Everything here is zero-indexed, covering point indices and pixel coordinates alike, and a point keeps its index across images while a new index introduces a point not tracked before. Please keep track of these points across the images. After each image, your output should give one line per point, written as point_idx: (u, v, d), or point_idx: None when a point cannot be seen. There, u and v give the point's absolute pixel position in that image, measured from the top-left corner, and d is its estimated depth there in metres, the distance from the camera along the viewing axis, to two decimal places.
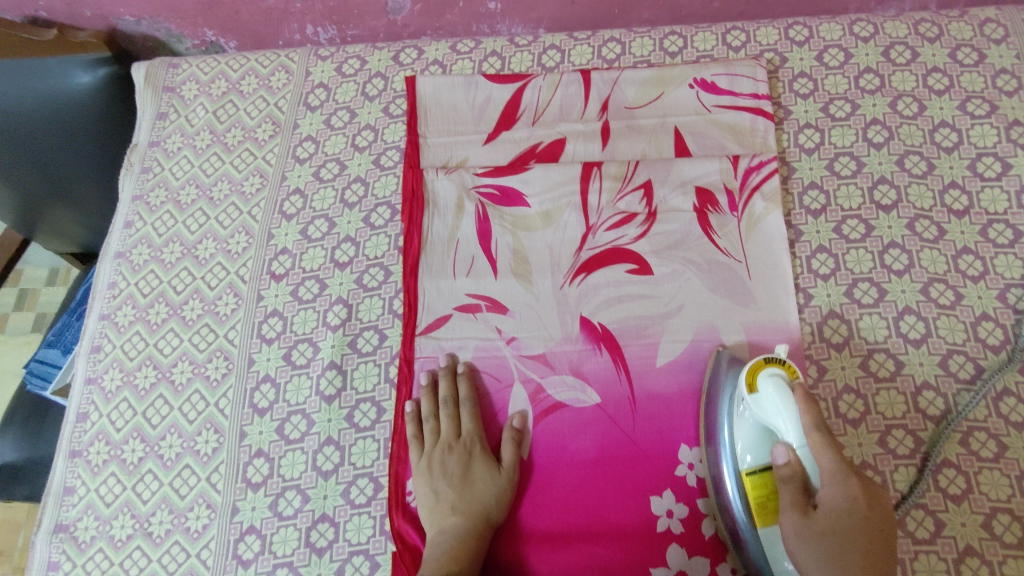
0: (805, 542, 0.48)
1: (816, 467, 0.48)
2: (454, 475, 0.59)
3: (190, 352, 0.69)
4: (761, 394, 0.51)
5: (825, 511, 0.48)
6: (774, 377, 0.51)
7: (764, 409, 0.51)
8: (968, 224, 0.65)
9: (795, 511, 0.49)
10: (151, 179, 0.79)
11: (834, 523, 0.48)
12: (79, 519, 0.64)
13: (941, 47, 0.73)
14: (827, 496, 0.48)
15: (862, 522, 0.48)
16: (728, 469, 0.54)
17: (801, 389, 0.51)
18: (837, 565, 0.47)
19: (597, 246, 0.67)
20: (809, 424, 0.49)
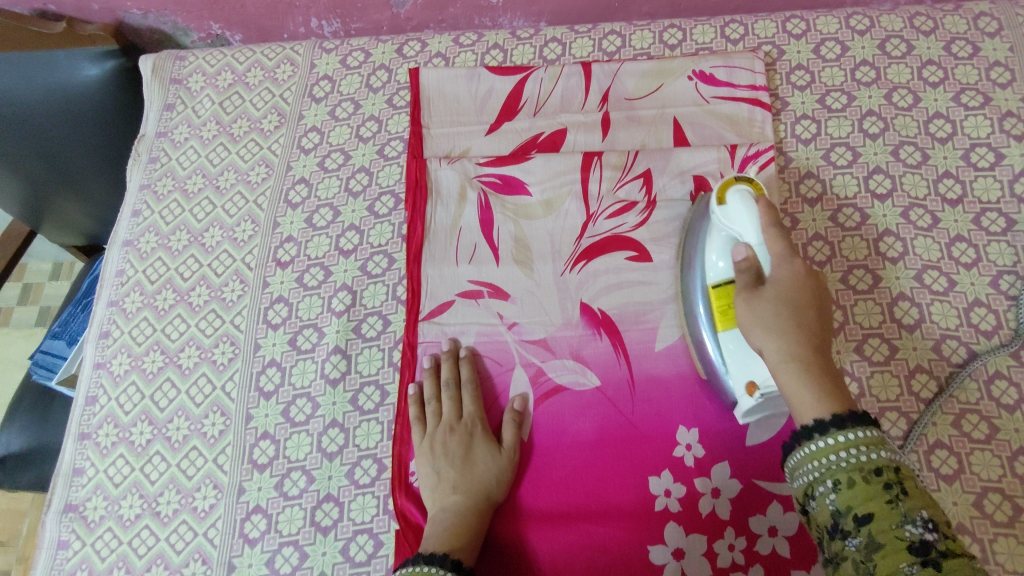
0: (755, 301, 0.53)
1: (768, 252, 0.54)
2: (456, 454, 0.61)
3: (197, 337, 0.70)
4: (727, 205, 0.58)
5: (772, 281, 0.53)
6: (740, 191, 0.57)
7: (730, 217, 0.57)
8: (962, 212, 0.66)
9: (747, 287, 0.54)
10: (158, 168, 0.80)
11: (780, 290, 0.52)
12: (88, 500, 0.65)
13: (936, 40, 0.74)
14: (775, 271, 0.53)
15: (805, 295, 0.52)
16: (698, 286, 0.61)
17: (764, 202, 0.57)
18: (779, 303, 0.52)
19: (597, 233, 0.68)
20: (767, 220, 0.55)
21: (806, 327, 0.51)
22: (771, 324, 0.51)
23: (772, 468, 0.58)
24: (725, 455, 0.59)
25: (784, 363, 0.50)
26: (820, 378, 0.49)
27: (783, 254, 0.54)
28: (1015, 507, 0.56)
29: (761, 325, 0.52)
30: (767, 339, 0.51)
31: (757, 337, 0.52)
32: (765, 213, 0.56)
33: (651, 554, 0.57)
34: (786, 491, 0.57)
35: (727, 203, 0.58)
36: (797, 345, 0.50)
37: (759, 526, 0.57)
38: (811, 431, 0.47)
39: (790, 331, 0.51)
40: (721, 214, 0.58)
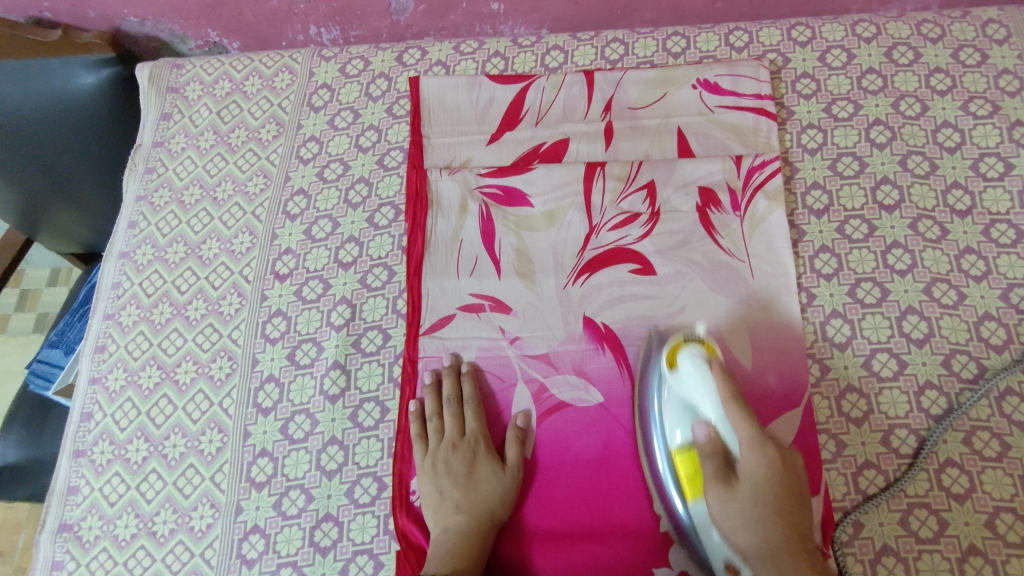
0: (729, 503, 0.51)
1: (735, 435, 0.52)
2: (459, 475, 0.60)
3: (194, 352, 0.69)
4: (682, 372, 0.55)
5: (746, 475, 0.51)
6: (693, 355, 0.55)
7: (684, 383, 0.54)
8: (971, 224, 0.65)
9: (717, 480, 0.52)
10: (155, 179, 0.79)
11: (755, 481, 0.51)
12: (83, 519, 0.64)
13: (944, 47, 0.73)
14: (747, 461, 0.51)
15: (780, 480, 0.51)
16: (657, 439, 0.57)
17: (718, 367, 0.54)
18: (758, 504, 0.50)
19: (600, 246, 0.67)
20: (725, 393, 0.52)
21: (789, 522, 0.50)
22: (757, 525, 0.50)
23: None
24: None
25: (766, 558, 0.49)
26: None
27: (749, 446, 0.51)
28: None
29: (740, 524, 0.50)
30: (749, 535, 0.50)
31: (736, 534, 0.51)
32: (727, 393, 0.52)
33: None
34: None
35: (682, 376, 0.55)
36: (787, 556, 0.49)
37: None
38: None
39: (776, 540, 0.49)
40: (675, 381, 0.55)
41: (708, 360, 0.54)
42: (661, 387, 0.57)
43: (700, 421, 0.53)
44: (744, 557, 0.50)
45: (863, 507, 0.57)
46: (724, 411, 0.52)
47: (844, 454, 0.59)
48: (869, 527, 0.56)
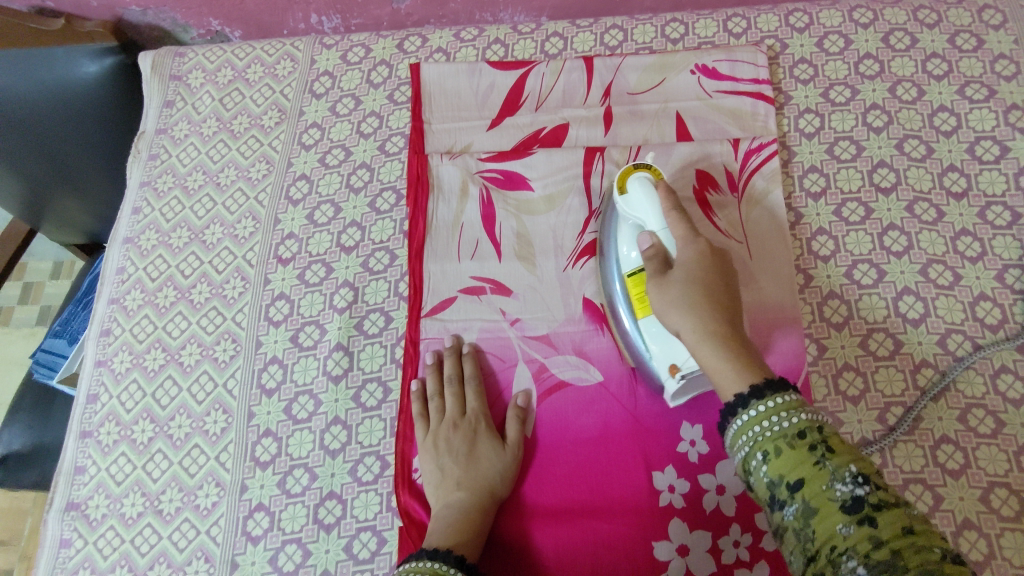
0: (665, 286, 0.53)
1: (674, 237, 0.56)
2: (460, 452, 0.60)
3: (199, 335, 0.70)
4: (631, 194, 0.59)
5: (680, 264, 0.54)
6: (642, 179, 0.59)
7: (633, 205, 0.59)
8: (967, 206, 0.66)
9: (655, 274, 0.55)
10: (158, 165, 0.80)
11: (687, 268, 0.54)
12: (90, 498, 0.65)
13: (941, 33, 0.73)
14: (682, 254, 0.55)
15: (710, 269, 0.53)
16: (615, 276, 0.61)
17: (664, 187, 0.58)
18: (689, 283, 0.52)
19: (599, 229, 0.67)
20: (668, 206, 0.57)
21: (715, 299, 0.52)
22: (688, 305, 0.51)
23: None
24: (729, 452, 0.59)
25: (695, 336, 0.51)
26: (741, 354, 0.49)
27: (689, 248, 0.55)
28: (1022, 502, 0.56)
29: (673, 307, 0.52)
30: (679, 315, 0.52)
31: (671, 317, 0.52)
32: (667, 203, 0.57)
33: (655, 550, 0.56)
34: None
35: (630, 194, 0.59)
36: (712, 323, 0.50)
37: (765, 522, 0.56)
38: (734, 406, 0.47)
39: (702, 304, 0.51)
40: (625, 203, 0.59)
41: (654, 183, 0.58)
42: (617, 223, 0.62)
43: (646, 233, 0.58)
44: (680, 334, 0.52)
45: None
46: (664, 223, 0.57)
47: (841, 431, 0.60)
48: None
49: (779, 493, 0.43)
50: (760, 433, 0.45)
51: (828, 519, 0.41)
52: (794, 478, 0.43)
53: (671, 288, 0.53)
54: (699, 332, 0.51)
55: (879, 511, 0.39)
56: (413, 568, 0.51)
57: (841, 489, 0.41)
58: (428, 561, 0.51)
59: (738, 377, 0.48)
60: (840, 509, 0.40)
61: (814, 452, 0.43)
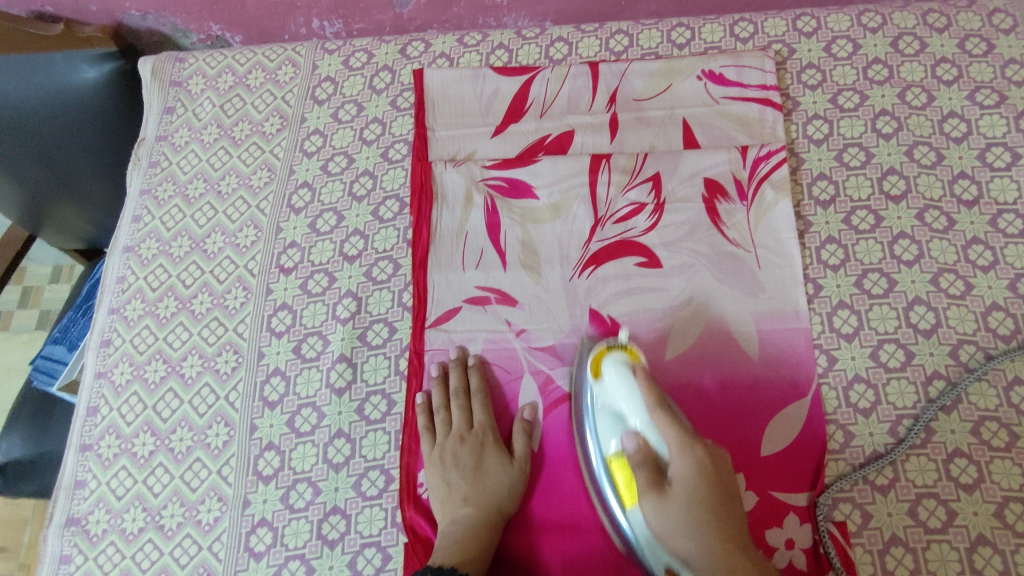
0: (666, 509, 0.51)
1: (663, 441, 0.53)
2: (467, 468, 0.60)
3: (200, 346, 0.69)
4: (608, 380, 0.57)
5: (676, 481, 0.52)
6: (619, 362, 0.57)
7: (611, 395, 0.57)
8: (978, 214, 0.65)
9: (650, 488, 0.52)
10: (159, 173, 0.79)
11: (686, 489, 0.51)
12: (90, 513, 0.64)
13: (950, 37, 0.72)
14: (676, 467, 0.52)
15: (711, 476, 0.51)
16: (596, 457, 0.57)
17: (643, 371, 0.56)
18: (695, 508, 0.51)
19: (606, 238, 0.67)
20: (649, 395, 0.54)
21: (721, 520, 0.51)
22: (698, 534, 0.50)
23: (786, 478, 0.58)
24: (739, 467, 0.58)
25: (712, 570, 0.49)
26: None
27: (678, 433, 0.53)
28: None
29: (681, 536, 0.51)
30: (688, 540, 0.50)
31: (675, 543, 0.51)
32: (651, 400, 0.54)
33: None
34: (801, 501, 0.57)
35: (609, 381, 0.57)
36: (725, 552, 0.49)
37: (775, 538, 0.56)
38: None
39: (706, 532, 0.50)
40: (604, 391, 0.57)
41: (636, 367, 0.57)
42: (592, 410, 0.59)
43: (629, 436, 0.55)
44: (686, 559, 0.51)
45: (871, 497, 0.57)
46: (648, 424, 0.54)
47: (853, 444, 0.59)
48: (878, 517, 0.56)
49: None
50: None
51: None
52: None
53: (670, 511, 0.51)
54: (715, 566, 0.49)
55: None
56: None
57: None
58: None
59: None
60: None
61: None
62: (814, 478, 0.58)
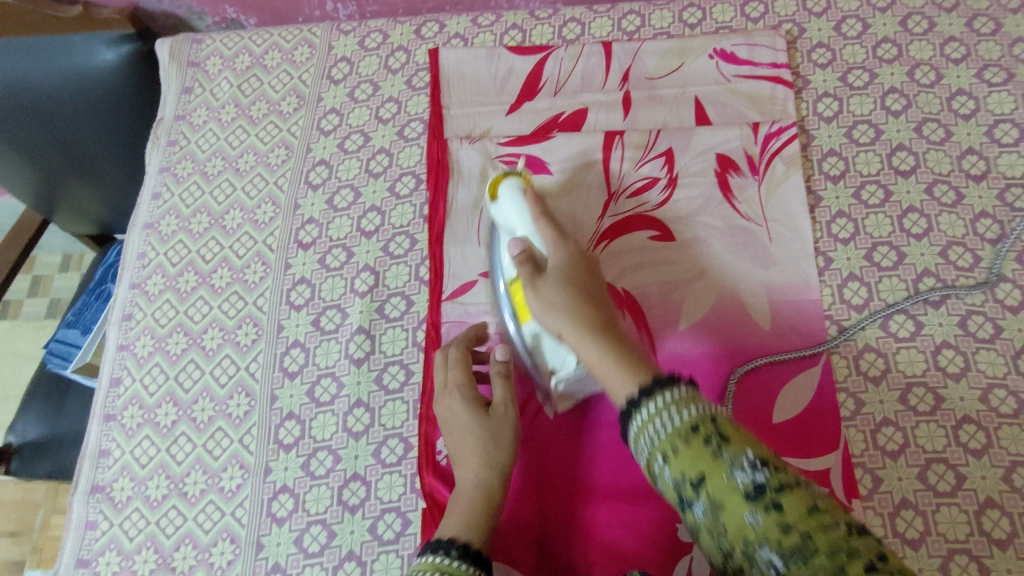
0: (541, 286, 0.57)
1: (544, 244, 0.60)
2: (455, 436, 0.59)
3: (220, 319, 0.70)
4: (503, 201, 0.64)
5: (552, 266, 0.58)
6: (512, 187, 0.63)
7: (505, 213, 0.63)
8: (986, 188, 0.66)
9: (530, 279, 0.58)
10: (178, 152, 0.80)
11: (562, 271, 0.58)
12: (115, 481, 0.65)
13: (958, 16, 0.73)
14: (551, 254, 0.59)
15: (582, 271, 0.58)
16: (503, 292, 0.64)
17: (531, 194, 0.63)
18: (568, 288, 0.57)
19: (619, 212, 0.68)
20: (535, 211, 0.62)
21: (590, 297, 0.56)
22: (564, 291, 0.56)
23: (800, 445, 0.59)
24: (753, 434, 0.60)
25: (574, 330, 0.54)
26: (615, 342, 0.52)
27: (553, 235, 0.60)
28: None
29: (551, 303, 0.56)
30: (560, 312, 0.55)
31: (549, 315, 0.56)
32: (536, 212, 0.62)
33: (681, 532, 0.57)
34: (815, 467, 0.58)
35: (500, 202, 0.64)
36: (589, 315, 0.55)
37: None
38: (630, 411, 0.46)
39: (575, 301, 0.56)
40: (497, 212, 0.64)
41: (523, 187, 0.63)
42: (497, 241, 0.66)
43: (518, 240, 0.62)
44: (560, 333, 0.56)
45: (881, 462, 0.58)
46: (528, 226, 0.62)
47: (863, 412, 0.60)
48: (888, 481, 0.58)
49: (686, 493, 0.41)
50: (655, 436, 0.44)
51: (735, 511, 0.39)
52: (695, 475, 0.41)
53: (546, 288, 0.57)
54: (579, 322, 0.54)
55: (782, 494, 0.38)
56: (440, 564, 0.49)
57: (742, 476, 0.39)
58: (457, 561, 0.49)
59: (626, 380, 0.48)
60: (743, 500, 0.39)
61: (709, 444, 0.41)
62: (827, 445, 0.59)
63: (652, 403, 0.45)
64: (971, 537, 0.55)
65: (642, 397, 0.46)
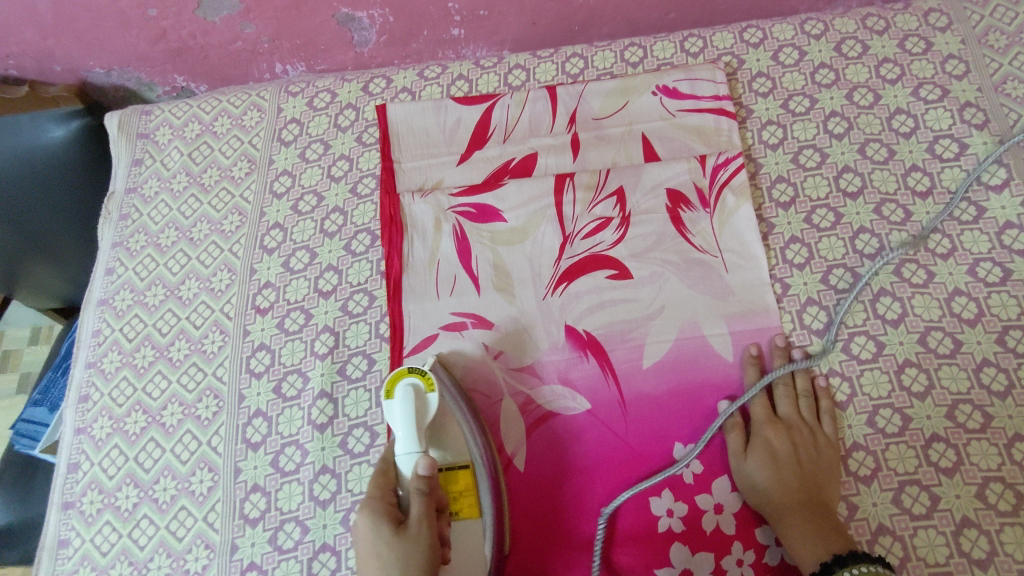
0: (750, 452, 0.59)
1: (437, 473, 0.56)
2: (369, 564, 0.52)
3: (179, 393, 0.69)
4: (396, 401, 0.58)
5: (802, 436, 0.60)
6: (411, 386, 0.58)
7: (394, 412, 0.57)
8: (933, 204, 0.67)
9: (739, 443, 0.60)
10: (130, 225, 0.79)
11: (790, 451, 0.59)
12: (76, 571, 0.63)
13: (890, 38, 0.75)
14: (461, 540, 0.56)
15: (792, 443, 0.60)
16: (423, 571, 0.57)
17: (428, 400, 0.58)
18: (771, 460, 0.59)
19: (576, 254, 0.68)
20: (423, 421, 0.57)
21: (797, 484, 0.57)
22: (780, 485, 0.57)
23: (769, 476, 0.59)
24: (723, 470, 0.60)
25: (778, 513, 0.56)
26: (824, 523, 0.55)
27: (770, 411, 0.62)
28: (1017, 495, 0.56)
29: (760, 479, 0.58)
30: (776, 489, 0.57)
31: (743, 477, 0.58)
32: (424, 428, 0.57)
33: None
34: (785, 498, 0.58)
35: (394, 402, 0.58)
36: (785, 501, 0.57)
37: (765, 535, 0.57)
38: (831, 565, 0.52)
39: (784, 489, 0.57)
40: (388, 410, 0.58)
41: (423, 390, 0.58)
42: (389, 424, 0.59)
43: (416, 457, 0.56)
44: (753, 502, 0.58)
45: (855, 488, 0.58)
46: (416, 442, 0.56)
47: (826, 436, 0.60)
48: (864, 508, 0.57)
49: None
50: None
51: None
52: None
53: (751, 464, 0.59)
54: (785, 513, 0.56)
55: None
56: None
57: None
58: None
59: (826, 543, 0.54)
60: None
61: None
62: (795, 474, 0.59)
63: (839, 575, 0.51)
64: (951, 559, 0.54)
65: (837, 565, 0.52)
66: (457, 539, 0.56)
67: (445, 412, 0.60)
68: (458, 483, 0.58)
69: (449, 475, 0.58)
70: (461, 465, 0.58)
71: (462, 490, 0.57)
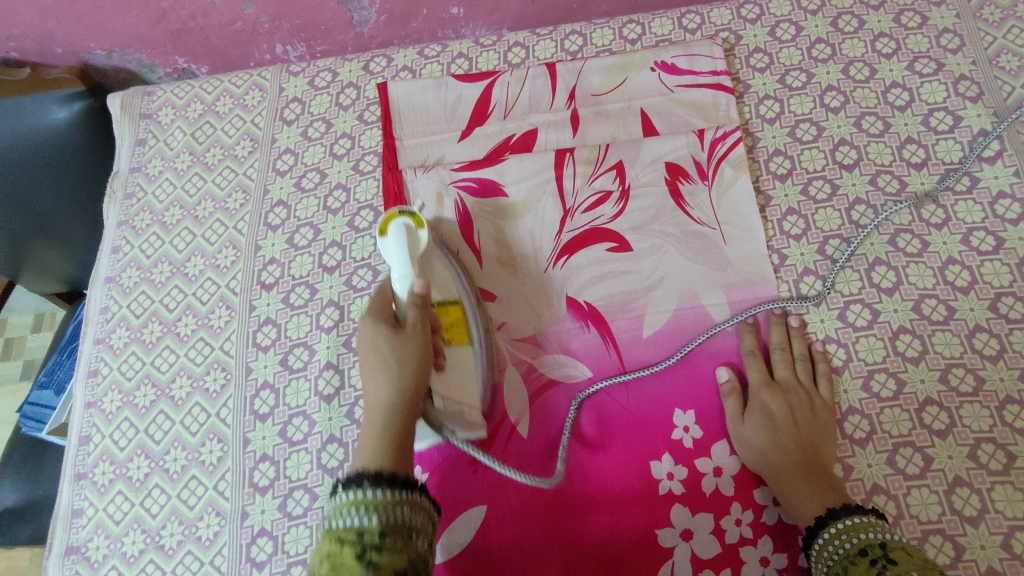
0: (748, 417, 0.61)
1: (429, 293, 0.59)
2: (367, 357, 0.55)
3: (188, 366, 0.70)
4: (389, 237, 0.62)
5: (799, 400, 0.61)
6: (401, 226, 0.62)
7: (388, 248, 0.61)
8: (927, 175, 0.68)
9: (737, 408, 0.61)
10: (135, 204, 0.80)
11: (787, 415, 0.60)
12: (89, 540, 0.64)
13: (885, 13, 0.76)
14: (455, 357, 0.60)
15: (789, 407, 0.61)
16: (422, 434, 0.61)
17: (417, 241, 0.62)
18: (768, 424, 0.60)
19: (576, 228, 0.69)
20: (413, 255, 0.61)
21: (794, 446, 0.59)
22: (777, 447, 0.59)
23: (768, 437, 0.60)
24: (722, 434, 0.61)
25: (776, 476, 0.58)
26: (820, 482, 0.56)
27: (766, 374, 0.63)
28: (1008, 455, 0.57)
29: (758, 442, 0.59)
30: (773, 450, 0.59)
31: (741, 440, 0.60)
32: (416, 259, 0.61)
33: (660, 538, 0.58)
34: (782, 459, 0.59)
35: (388, 240, 0.62)
36: (783, 463, 0.58)
37: (763, 497, 0.59)
38: (825, 520, 0.54)
39: (782, 451, 0.59)
40: (383, 248, 0.62)
41: (413, 228, 0.62)
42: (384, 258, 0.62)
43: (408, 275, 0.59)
44: (751, 465, 0.59)
45: (851, 451, 0.59)
46: (410, 268, 0.60)
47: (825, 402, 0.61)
48: (859, 469, 0.59)
49: None
50: (836, 552, 0.52)
51: None
52: None
53: (749, 428, 0.60)
54: (783, 474, 0.58)
55: None
56: (353, 499, 0.46)
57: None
58: (371, 490, 0.46)
59: (822, 501, 0.55)
60: None
61: (876, 565, 0.49)
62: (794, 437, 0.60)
63: (832, 527, 0.53)
64: (944, 517, 0.56)
65: (830, 518, 0.54)
66: (451, 356, 0.60)
67: (434, 252, 0.64)
68: (448, 315, 0.62)
69: (441, 306, 0.62)
70: (451, 300, 0.63)
71: (454, 321, 0.61)
